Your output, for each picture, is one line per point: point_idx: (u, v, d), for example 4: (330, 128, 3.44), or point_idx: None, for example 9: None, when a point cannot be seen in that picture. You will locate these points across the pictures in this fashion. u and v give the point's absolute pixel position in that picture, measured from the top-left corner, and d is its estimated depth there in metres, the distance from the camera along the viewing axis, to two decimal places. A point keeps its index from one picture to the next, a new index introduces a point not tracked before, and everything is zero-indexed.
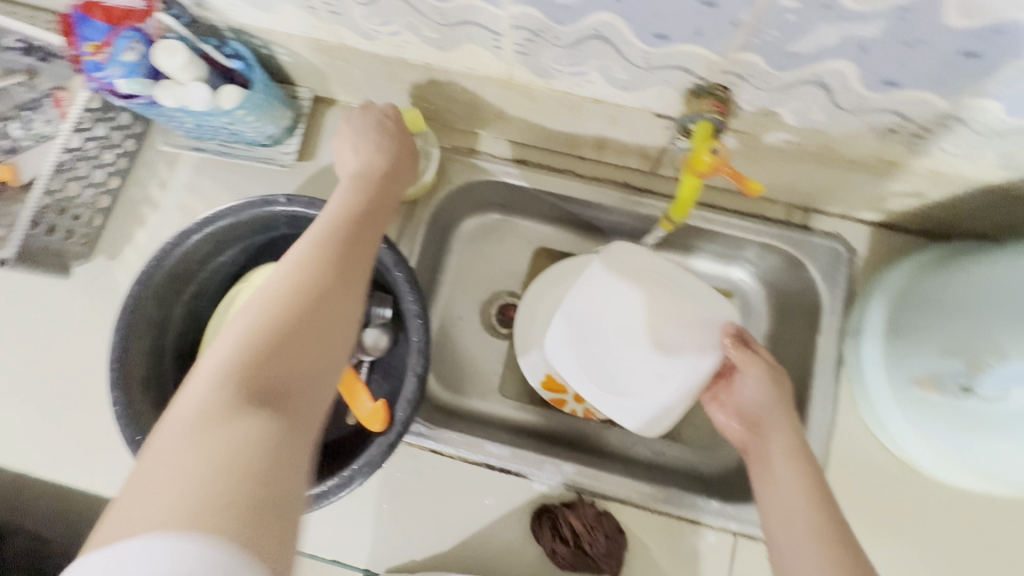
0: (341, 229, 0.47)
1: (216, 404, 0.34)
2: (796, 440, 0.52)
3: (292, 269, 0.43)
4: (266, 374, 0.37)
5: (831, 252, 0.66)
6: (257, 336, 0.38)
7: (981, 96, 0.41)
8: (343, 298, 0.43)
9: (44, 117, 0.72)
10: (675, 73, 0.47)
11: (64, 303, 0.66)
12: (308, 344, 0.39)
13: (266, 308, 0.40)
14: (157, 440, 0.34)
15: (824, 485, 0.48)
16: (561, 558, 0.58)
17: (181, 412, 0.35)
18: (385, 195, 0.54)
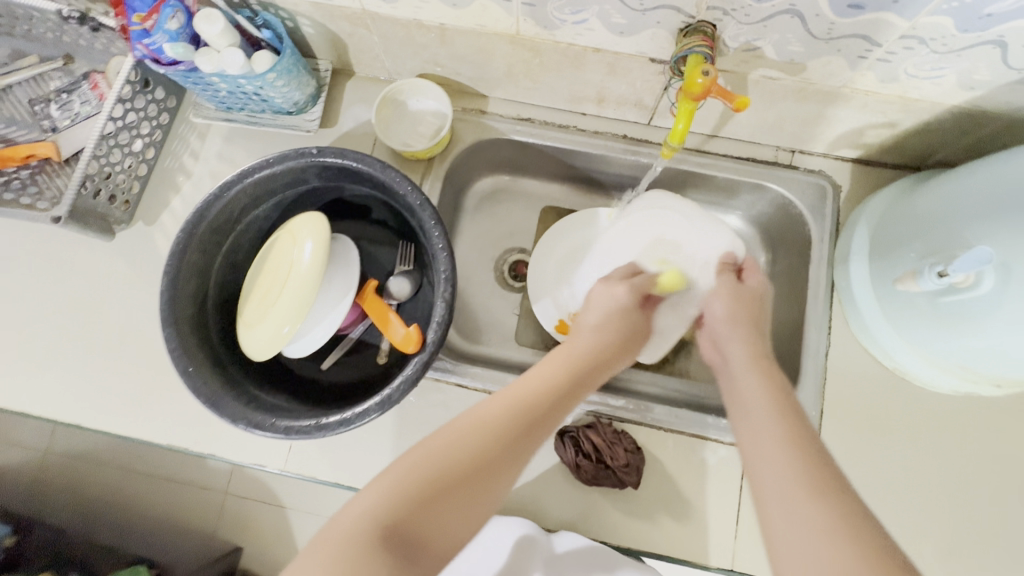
0: (546, 391, 0.48)
1: (355, 534, 0.36)
2: (755, 348, 0.53)
3: (475, 417, 0.44)
4: (409, 526, 0.37)
5: (818, 188, 0.72)
6: (421, 476, 0.40)
7: (934, 13, 0.47)
8: (507, 463, 0.43)
9: (82, 98, 0.77)
10: (666, 14, 0.53)
11: (109, 266, 0.72)
12: (463, 525, 0.39)
13: (419, 453, 0.41)
14: (332, 526, 0.37)
15: (781, 384, 0.48)
16: (584, 472, 0.63)
17: (344, 515, 0.38)
18: (602, 359, 0.54)
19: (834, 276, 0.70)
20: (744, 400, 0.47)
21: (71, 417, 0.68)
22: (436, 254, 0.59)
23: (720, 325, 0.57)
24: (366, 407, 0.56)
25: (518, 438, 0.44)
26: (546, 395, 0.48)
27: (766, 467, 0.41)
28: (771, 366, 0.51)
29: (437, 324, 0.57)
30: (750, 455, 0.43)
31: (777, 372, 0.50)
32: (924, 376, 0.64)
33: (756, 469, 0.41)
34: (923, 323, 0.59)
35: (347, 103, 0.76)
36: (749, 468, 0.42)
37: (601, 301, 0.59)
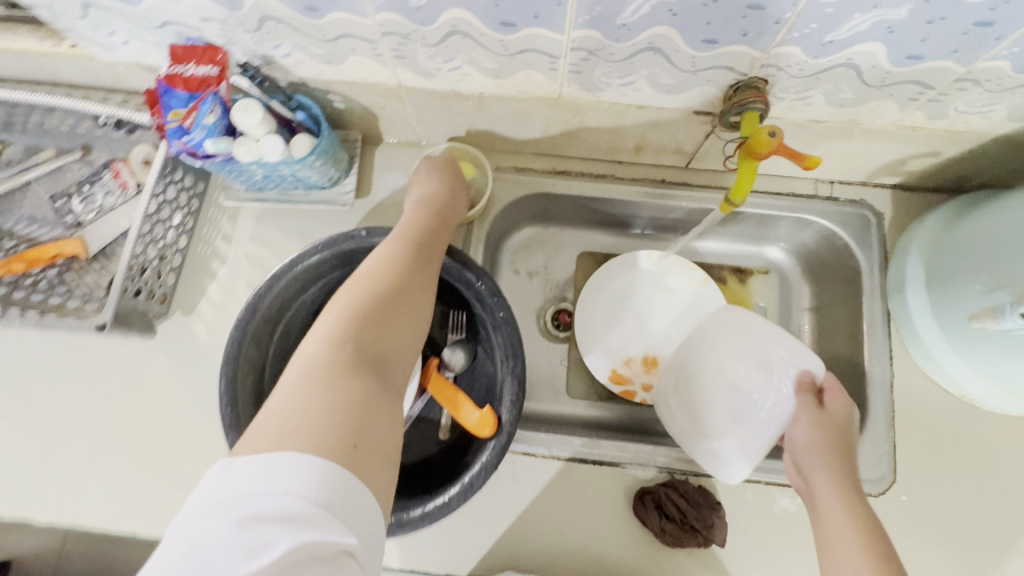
0: (418, 232, 0.58)
1: (325, 364, 0.42)
2: (845, 485, 0.53)
3: (379, 263, 0.53)
4: (366, 351, 0.45)
5: (862, 218, 0.71)
6: (370, 301, 0.49)
7: (994, 58, 0.47)
8: (422, 278, 0.54)
9: (104, 189, 0.74)
10: (718, 73, 0.53)
11: (151, 361, 0.70)
12: (399, 338, 0.49)
13: (349, 293, 0.49)
14: (294, 369, 0.42)
15: (880, 532, 0.47)
16: (669, 536, 0.61)
17: (303, 357, 0.43)
18: (450, 222, 0.63)
19: (889, 305, 0.69)
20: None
21: (124, 528, 0.65)
22: (499, 328, 0.59)
23: (804, 452, 0.57)
24: (447, 497, 0.54)
25: (417, 270, 0.54)
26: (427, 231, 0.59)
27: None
28: (867, 510, 0.50)
29: (509, 401, 0.56)
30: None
31: (874, 517, 0.49)
32: (992, 402, 0.64)
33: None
34: (991, 349, 0.60)
35: (379, 171, 0.75)
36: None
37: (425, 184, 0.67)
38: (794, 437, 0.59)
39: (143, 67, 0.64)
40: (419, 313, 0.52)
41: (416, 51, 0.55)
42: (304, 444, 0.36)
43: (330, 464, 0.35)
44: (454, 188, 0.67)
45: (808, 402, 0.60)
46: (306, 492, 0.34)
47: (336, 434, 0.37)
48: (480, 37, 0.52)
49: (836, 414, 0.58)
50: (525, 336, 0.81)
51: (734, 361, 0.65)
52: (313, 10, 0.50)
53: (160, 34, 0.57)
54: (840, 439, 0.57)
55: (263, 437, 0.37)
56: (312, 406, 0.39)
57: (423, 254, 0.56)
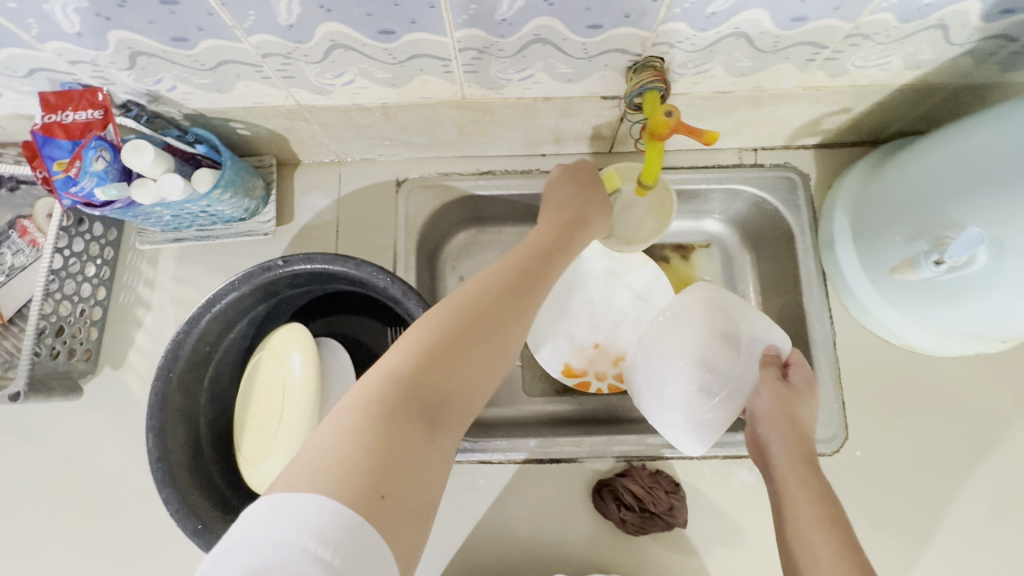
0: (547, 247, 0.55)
1: (385, 398, 0.38)
2: (801, 457, 0.53)
3: (492, 279, 0.49)
4: (436, 388, 0.41)
5: (787, 181, 0.72)
6: (451, 322, 0.44)
7: (875, 11, 0.47)
8: (526, 307, 0.48)
9: (12, 249, 0.71)
10: (612, 56, 0.52)
11: (84, 421, 0.67)
12: (475, 376, 0.43)
13: (463, 304, 0.46)
14: (357, 390, 0.39)
15: (835, 505, 0.48)
16: (630, 525, 0.61)
17: (368, 381, 0.40)
18: (578, 235, 0.59)
19: (823, 264, 0.70)
20: (808, 546, 0.46)
21: None
22: None
23: (763, 424, 0.57)
24: None
25: (525, 297, 0.49)
26: (547, 250, 0.55)
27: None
28: (822, 482, 0.51)
29: None
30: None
31: (826, 485, 0.51)
32: (929, 346, 0.65)
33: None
34: (924, 300, 0.59)
35: (299, 193, 0.73)
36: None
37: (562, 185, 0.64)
38: (755, 408, 0.58)
39: (25, 117, 0.61)
40: (508, 349, 0.46)
41: (303, 69, 0.53)
42: (327, 489, 0.33)
43: (341, 522, 0.31)
44: (590, 189, 0.64)
45: (772, 374, 0.59)
46: (323, 533, 0.31)
47: (364, 485, 0.34)
48: (365, 48, 0.50)
49: (798, 387, 0.58)
50: None
51: (698, 339, 0.64)
52: (182, 40, 0.48)
53: (32, 82, 0.54)
54: (801, 410, 0.57)
55: (296, 473, 0.34)
56: (351, 448, 0.35)
57: (534, 278, 0.51)
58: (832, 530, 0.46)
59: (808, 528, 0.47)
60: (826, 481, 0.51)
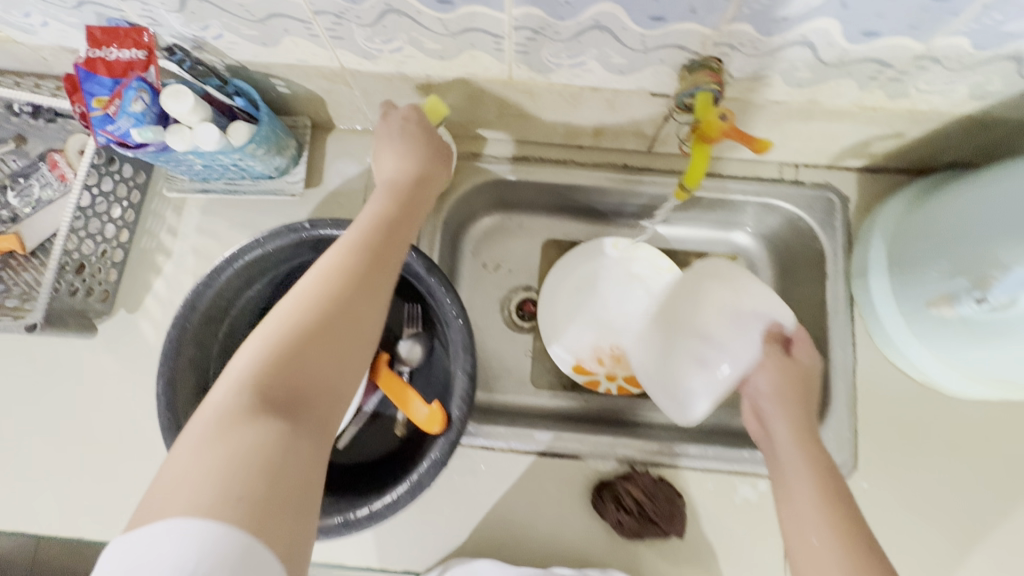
0: (374, 233, 0.49)
1: (241, 410, 0.36)
2: (802, 432, 0.51)
3: (321, 270, 0.45)
4: (289, 383, 0.39)
5: (825, 202, 0.70)
6: (283, 318, 0.41)
7: (950, 34, 0.45)
8: (373, 293, 0.45)
9: (42, 182, 0.71)
10: (670, 52, 0.50)
11: (94, 361, 0.67)
12: (336, 370, 0.41)
13: (294, 299, 0.42)
14: (203, 408, 0.37)
15: (835, 478, 0.47)
16: (626, 528, 0.60)
17: (212, 396, 0.38)
18: (418, 208, 0.56)
19: (852, 290, 0.68)
20: (806, 528, 0.44)
21: (74, 533, 0.63)
22: (449, 322, 0.57)
23: (768, 400, 0.55)
24: (393, 498, 0.53)
25: (369, 280, 0.45)
26: (381, 223, 0.51)
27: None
28: (822, 453, 0.49)
29: (460, 398, 0.54)
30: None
31: (830, 462, 0.49)
32: (952, 387, 0.63)
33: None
34: (953, 338, 0.58)
35: (330, 158, 0.72)
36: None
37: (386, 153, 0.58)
38: (755, 385, 0.57)
39: (68, 51, 0.60)
40: (368, 323, 0.44)
41: (352, 31, 0.52)
42: (193, 507, 0.31)
43: (217, 539, 0.30)
44: (421, 163, 0.58)
45: (775, 351, 0.57)
46: (206, 555, 0.30)
47: (226, 500, 0.32)
48: (419, 16, 0.49)
49: (801, 364, 0.56)
50: (487, 327, 0.79)
51: (705, 311, 0.63)
52: None
53: (80, 15, 0.54)
54: (802, 388, 0.55)
55: (158, 498, 0.33)
56: (207, 467, 0.33)
57: (378, 254, 0.48)
58: (830, 510, 0.44)
59: (807, 512, 0.45)
60: (829, 457, 0.49)
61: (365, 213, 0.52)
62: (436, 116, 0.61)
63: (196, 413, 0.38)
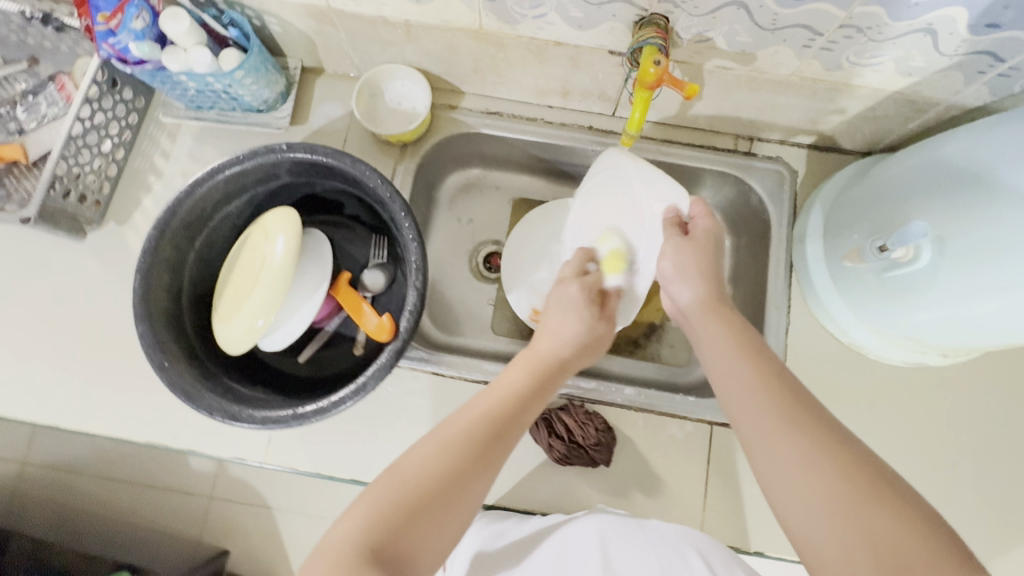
0: (508, 401, 0.51)
1: (345, 561, 0.38)
2: (708, 290, 0.56)
3: (446, 434, 0.47)
4: (389, 547, 0.40)
5: (775, 174, 0.75)
6: (420, 475, 0.44)
7: (866, 2, 0.50)
8: (479, 475, 0.45)
9: (48, 100, 0.76)
10: (621, 7, 0.55)
11: (81, 265, 0.73)
12: (438, 535, 0.42)
13: (403, 465, 0.45)
14: (318, 552, 0.40)
15: (740, 323, 0.52)
16: (556, 452, 0.65)
17: (324, 546, 0.40)
18: (551, 381, 0.56)
19: (793, 257, 0.73)
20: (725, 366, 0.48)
21: (49, 420, 0.68)
22: (406, 244, 0.61)
23: (671, 279, 0.59)
24: (341, 395, 0.57)
25: (485, 467, 0.46)
26: (516, 400, 0.51)
27: (771, 448, 0.42)
28: (726, 311, 0.54)
29: (408, 311, 0.59)
30: (751, 428, 0.44)
31: (741, 319, 0.53)
32: (876, 349, 0.67)
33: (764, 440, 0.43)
34: (871, 296, 0.62)
35: (317, 100, 0.78)
36: (750, 433, 0.44)
37: (564, 302, 0.62)
38: (663, 269, 0.60)
39: None
40: (481, 498, 0.45)
41: None
42: None
43: None
44: (592, 321, 0.61)
45: (673, 235, 0.60)
46: None
47: None
48: None
49: (698, 240, 0.59)
50: (452, 273, 0.84)
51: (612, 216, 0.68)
52: None
53: None
54: (704, 260, 0.58)
55: None
56: None
57: (501, 432, 0.49)
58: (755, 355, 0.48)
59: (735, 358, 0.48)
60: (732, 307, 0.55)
61: (507, 376, 0.55)
62: (616, 263, 0.66)
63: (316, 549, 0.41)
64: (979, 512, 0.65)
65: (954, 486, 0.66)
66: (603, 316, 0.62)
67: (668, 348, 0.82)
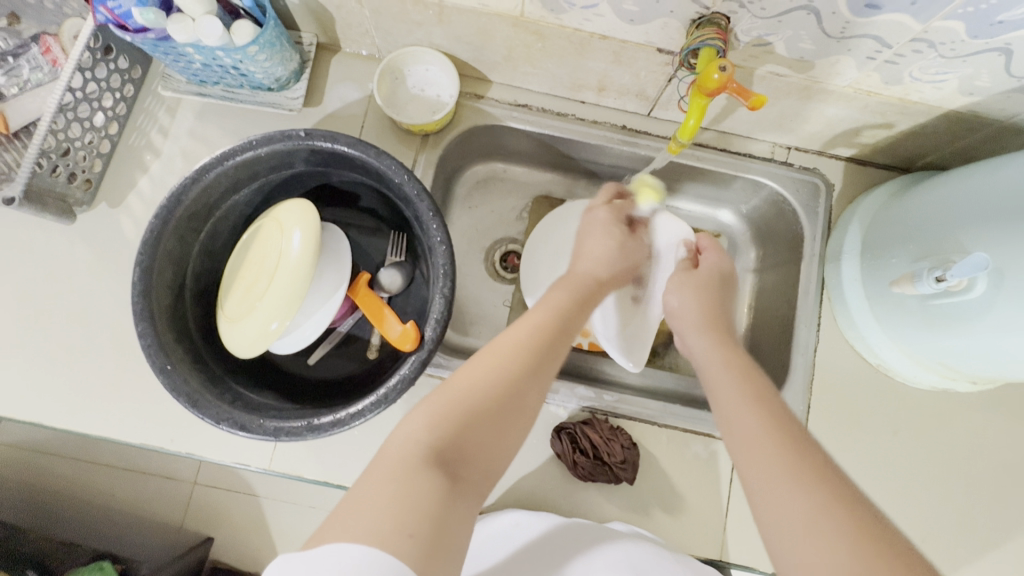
0: (568, 316, 0.49)
1: (409, 456, 0.37)
2: (718, 336, 0.52)
3: (506, 341, 0.45)
4: (452, 449, 0.38)
5: (812, 185, 0.73)
6: (483, 386, 0.42)
7: (946, 17, 0.47)
8: (535, 385, 0.44)
9: (32, 64, 0.68)
10: (681, 3, 0.51)
11: (70, 249, 0.67)
12: (499, 446, 0.41)
13: (454, 382, 0.43)
14: (381, 456, 0.38)
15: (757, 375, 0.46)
16: (580, 468, 0.63)
17: (389, 448, 0.38)
18: (592, 299, 0.53)
19: (824, 273, 0.71)
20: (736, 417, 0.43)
21: (33, 417, 0.63)
22: (433, 248, 0.55)
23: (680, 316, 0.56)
24: (359, 407, 0.52)
25: (537, 371, 0.44)
26: (563, 316, 0.49)
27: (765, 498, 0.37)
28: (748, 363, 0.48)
29: (434, 320, 0.54)
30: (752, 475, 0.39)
31: (749, 362, 0.48)
32: (905, 372, 0.66)
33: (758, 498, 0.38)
34: (910, 322, 0.60)
35: (333, 81, 0.72)
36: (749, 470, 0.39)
37: (596, 238, 0.59)
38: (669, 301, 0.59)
39: None
40: (534, 406, 0.44)
41: None
42: (359, 534, 0.32)
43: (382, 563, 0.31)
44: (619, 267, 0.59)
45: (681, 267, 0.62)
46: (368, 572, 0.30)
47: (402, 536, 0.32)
48: None
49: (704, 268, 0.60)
50: (468, 272, 0.80)
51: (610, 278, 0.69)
52: None
53: None
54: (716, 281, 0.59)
55: (336, 525, 0.33)
56: (382, 494, 0.35)
57: (554, 345, 0.46)
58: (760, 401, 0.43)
59: (731, 394, 0.44)
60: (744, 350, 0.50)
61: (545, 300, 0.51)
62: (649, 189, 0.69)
63: (385, 440, 0.39)
64: (995, 539, 0.65)
65: (972, 513, 0.66)
66: (631, 258, 0.61)
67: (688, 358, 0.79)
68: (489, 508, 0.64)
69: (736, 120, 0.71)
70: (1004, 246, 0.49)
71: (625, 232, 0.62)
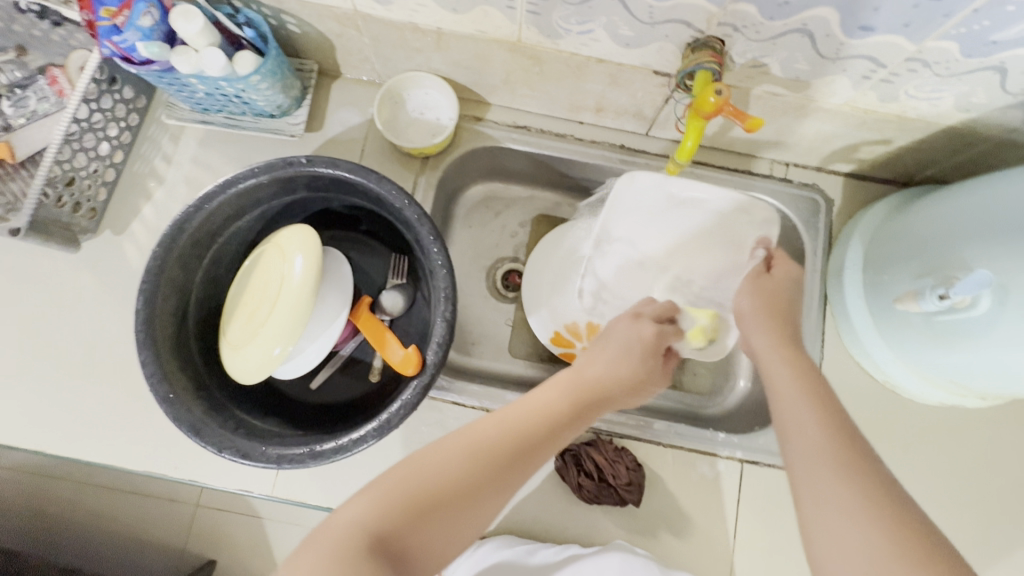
0: (562, 406, 0.48)
1: (348, 543, 0.35)
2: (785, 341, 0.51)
3: (475, 431, 0.43)
4: (393, 541, 0.36)
5: (811, 202, 0.73)
6: (452, 468, 0.40)
7: (940, 38, 0.47)
8: (496, 488, 0.41)
9: (38, 95, 0.69)
10: (676, 27, 0.52)
11: (75, 277, 0.67)
12: (448, 540, 0.38)
13: (416, 461, 0.41)
14: (323, 530, 0.36)
15: (818, 380, 0.46)
16: (585, 491, 0.63)
17: (332, 525, 0.37)
18: (596, 399, 0.51)
19: (827, 289, 0.71)
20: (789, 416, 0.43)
21: (36, 445, 0.63)
22: (435, 271, 0.55)
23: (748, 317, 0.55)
24: (361, 433, 0.52)
25: (503, 473, 0.42)
26: (552, 419, 0.46)
27: (831, 527, 0.36)
28: (809, 362, 0.48)
29: (436, 343, 0.54)
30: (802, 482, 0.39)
31: (811, 364, 0.48)
32: (911, 388, 0.66)
33: (823, 538, 0.37)
34: (915, 339, 0.60)
35: (334, 106, 0.73)
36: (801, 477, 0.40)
37: (617, 324, 0.57)
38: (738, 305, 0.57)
39: None
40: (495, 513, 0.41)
41: None
42: None
43: None
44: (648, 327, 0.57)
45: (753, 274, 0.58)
46: None
47: None
48: None
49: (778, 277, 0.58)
50: (470, 292, 0.80)
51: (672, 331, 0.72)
52: None
53: None
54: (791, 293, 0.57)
55: None
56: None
57: (528, 445, 0.44)
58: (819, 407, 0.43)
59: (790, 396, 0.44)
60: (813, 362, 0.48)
61: (542, 391, 0.49)
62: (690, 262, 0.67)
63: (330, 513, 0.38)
64: (1008, 556, 0.64)
65: (986, 531, 0.65)
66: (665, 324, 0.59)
67: (692, 376, 0.78)
68: (493, 532, 0.63)
69: (732, 139, 0.71)
70: (1008, 262, 0.49)
71: (664, 320, 0.58)
